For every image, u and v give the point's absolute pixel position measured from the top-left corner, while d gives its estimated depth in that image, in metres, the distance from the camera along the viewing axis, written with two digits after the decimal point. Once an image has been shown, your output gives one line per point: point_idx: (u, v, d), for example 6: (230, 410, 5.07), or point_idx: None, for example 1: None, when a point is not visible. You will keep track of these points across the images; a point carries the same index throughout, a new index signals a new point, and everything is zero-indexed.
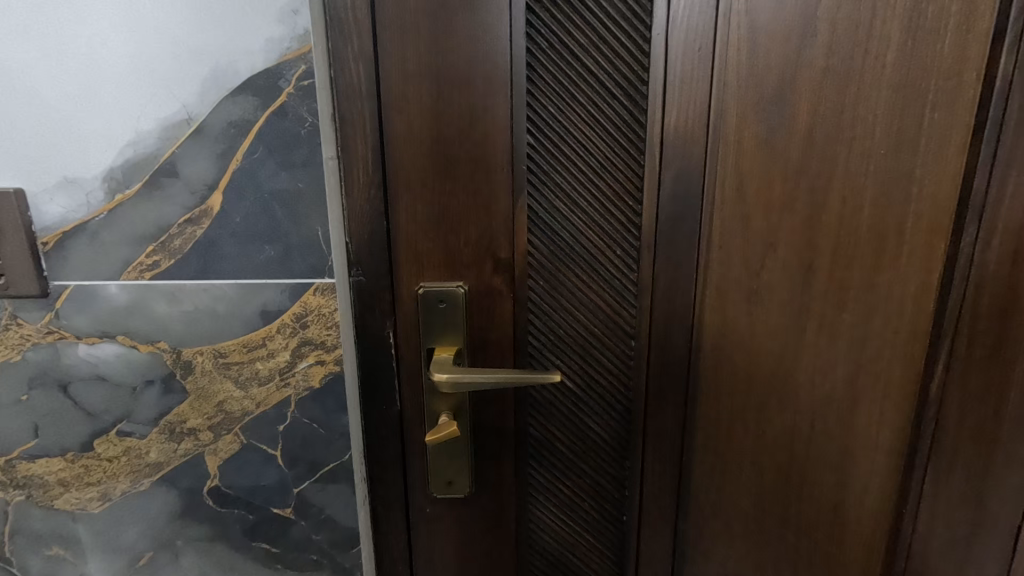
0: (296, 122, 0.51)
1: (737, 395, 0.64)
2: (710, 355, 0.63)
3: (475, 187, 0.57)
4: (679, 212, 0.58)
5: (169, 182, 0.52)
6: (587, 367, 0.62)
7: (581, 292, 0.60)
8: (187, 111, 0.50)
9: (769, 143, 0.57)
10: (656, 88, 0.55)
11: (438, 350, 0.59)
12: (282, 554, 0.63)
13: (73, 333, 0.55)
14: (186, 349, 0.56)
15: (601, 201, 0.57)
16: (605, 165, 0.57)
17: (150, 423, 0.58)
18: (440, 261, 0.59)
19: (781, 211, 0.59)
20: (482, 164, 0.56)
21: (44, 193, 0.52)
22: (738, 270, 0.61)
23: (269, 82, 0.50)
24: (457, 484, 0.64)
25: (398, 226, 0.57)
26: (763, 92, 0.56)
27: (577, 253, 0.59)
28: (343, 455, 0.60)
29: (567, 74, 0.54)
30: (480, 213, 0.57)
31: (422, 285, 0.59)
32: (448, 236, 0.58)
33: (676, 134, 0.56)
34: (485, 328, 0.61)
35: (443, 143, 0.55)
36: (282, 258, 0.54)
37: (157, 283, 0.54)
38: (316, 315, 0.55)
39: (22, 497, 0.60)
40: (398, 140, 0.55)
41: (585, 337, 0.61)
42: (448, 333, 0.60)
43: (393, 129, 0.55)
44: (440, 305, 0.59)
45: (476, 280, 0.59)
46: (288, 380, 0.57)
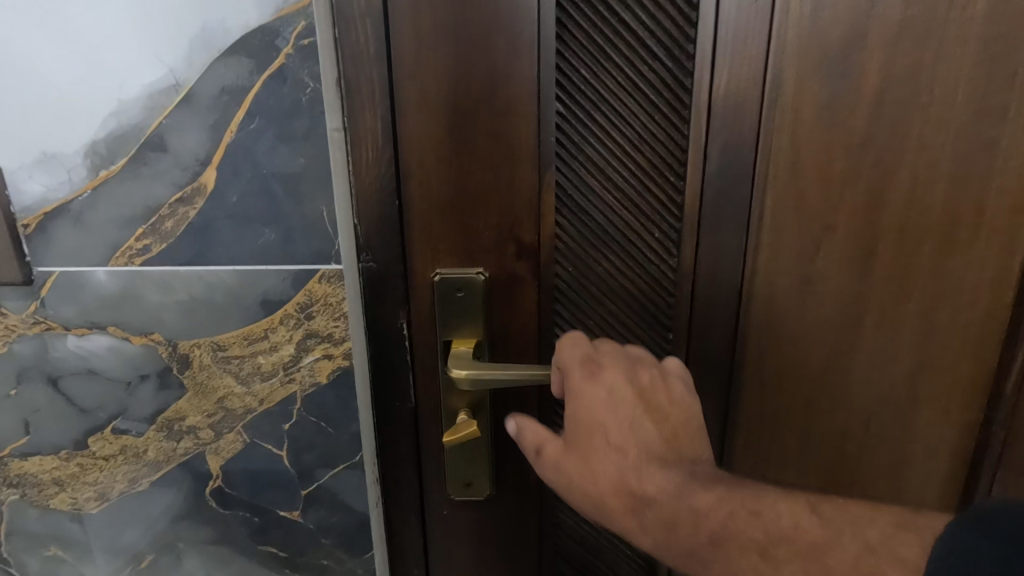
0: (296, 88, 0.45)
1: (785, 393, 0.58)
2: (756, 350, 0.57)
3: (497, 162, 0.50)
4: (727, 189, 0.52)
5: (158, 157, 0.46)
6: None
7: (615, 278, 0.54)
8: (174, 76, 0.45)
9: (832, 110, 0.50)
10: (705, 46, 0.48)
11: (456, 343, 0.54)
12: (291, 559, 0.59)
13: (60, 324, 0.51)
14: (182, 342, 0.51)
15: (638, 177, 0.51)
16: (643, 136, 0.50)
17: (147, 421, 0.54)
18: (458, 246, 0.53)
19: (842, 189, 0.52)
20: (505, 135, 0.50)
21: (22, 169, 0.47)
22: (792, 255, 0.54)
23: (265, 42, 0.44)
24: (475, 485, 0.59)
25: (411, 206, 0.51)
26: (828, 49, 0.48)
27: (610, 236, 0.52)
28: (354, 455, 0.55)
29: (602, 32, 0.48)
30: (502, 191, 0.51)
31: (438, 271, 0.53)
32: (466, 217, 0.52)
33: (726, 99, 0.49)
34: (507, 319, 0.55)
35: (462, 112, 0.49)
36: (283, 242, 0.49)
37: (148, 270, 0.49)
38: (322, 304, 0.50)
39: (16, 496, 0.56)
40: (409, 108, 0.49)
41: (618, 330, 0.55)
42: (467, 324, 0.54)
43: (404, 97, 0.49)
44: (459, 295, 0.53)
45: (497, 266, 0.53)
46: (294, 375, 0.52)
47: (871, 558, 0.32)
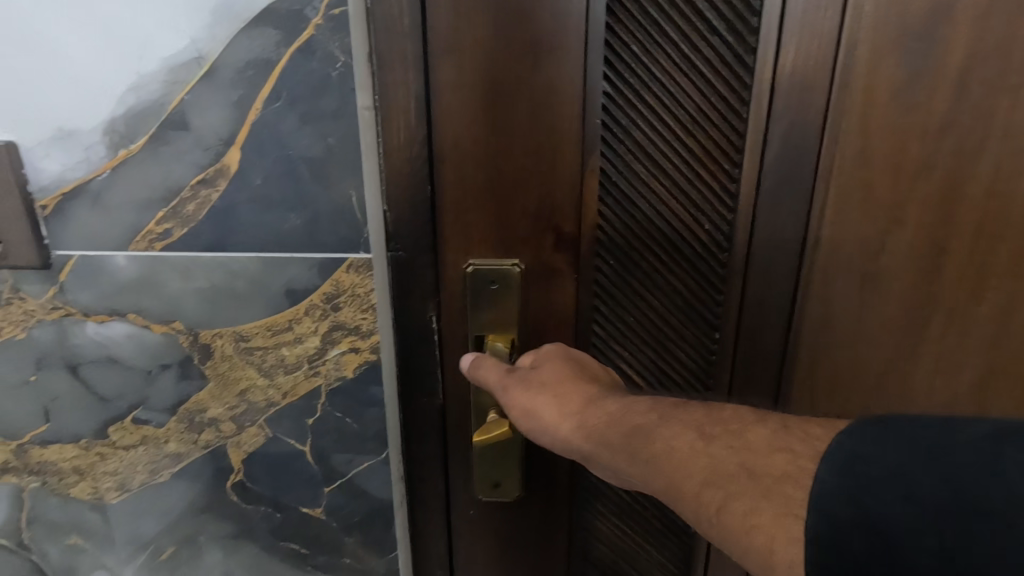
0: (326, 62, 0.42)
1: (839, 400, 0.54)
2: (809, 355, 0.52)
3: (536, 145, 0.47)
4: (787, 178, 0.47)
5: (179, 136, 0.44)
6: (661, 364, 0.53)
7: (658, 273, 0.50)
8: (197, 48, 0.42)
9: (908, 91, 0.45)
10: (771, 19, 0.44)
11: (489, 338, 0.51)
12: (313, 556, 0.57)
13: (79, 311, 0.49)
14: (204, 331, 0.49)
15: (690, 163, 0.47)
16: (696, 119, 0.46)
17: (168, 412, 0.52)
18: (492, 235, 0.49)
19: (914, 179, 0.47)
20: (547, 117, 0.46)
21: (38, 147, 0.44)
22: (855, 252, 0.49)
23: (294, 11, 0.41)
24: (504, 486, 0.56)
25: (443, 191, 0.48)
26: (909, 23, 0.43)
27: (656, 227, 0.49)
28: (380, 452, 0.53)
29: (658, 3, 0.44)
30: (541, 176, 0.48)
31: (471, 262, 0.50)
32: (502, 204, 0.48)
33: (793, 78, 0.45)
34: (542, 314, 0.52)
35: (501, 90, 0.45)
36: (309, 228, 0.46)
37: (168, 255, 0.47)
38: (350, 296, 0.47)
39: (37, 484, 0.55)
40: (443, 86, 0.45)
41: (659, 329, 0.52)
42: (500, 320, 0.51)
43: (438, 74, 0.45)
44: (492, 288, 0.50)
45: (534, 258, 0.50)
46: (319, 368, 0.50)
47: (785, 433, 0.35)
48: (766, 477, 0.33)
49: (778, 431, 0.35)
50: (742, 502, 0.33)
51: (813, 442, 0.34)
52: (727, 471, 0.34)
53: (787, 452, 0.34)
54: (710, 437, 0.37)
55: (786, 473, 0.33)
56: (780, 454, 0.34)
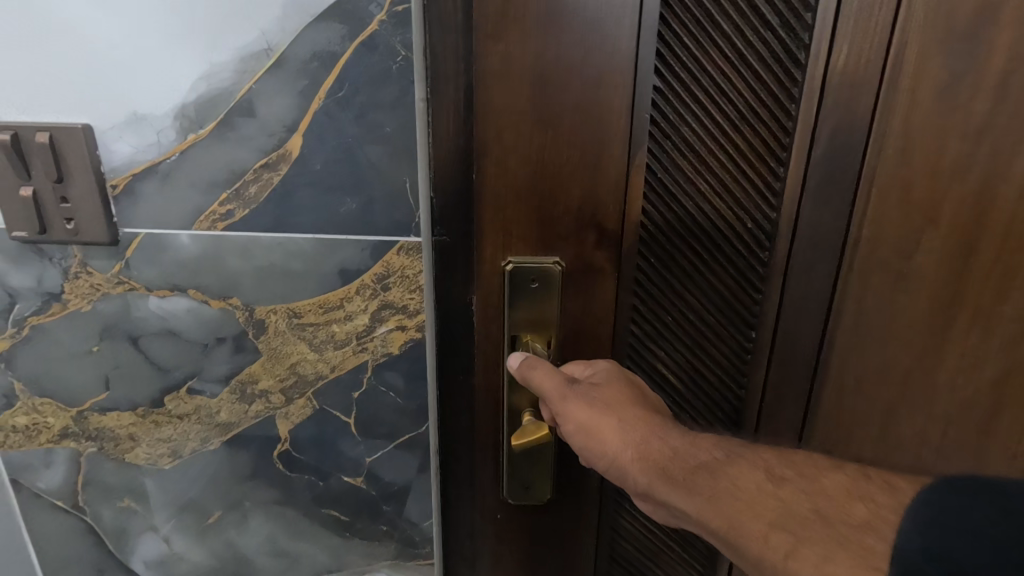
0: (387, 55, 0.45)
1: (866, 394, 0.56)
2: (841, 341, 0.55)
3: (585, 142, 0.49)
4: (828, 178, 0.50)
5: (245, 122, 0.46)
6: (699, 356, 0.56)
7: (700, 269, 0.53)
8: (266, 40, 0.44)
9: (951, 91, 0.47)
10: (825, 17, 0.46)
11: (525, 337, 0.54)
12: (352, 523, 0.60)
13: (143, 285, 0.52)
14: (259, 307, 0.52)
15: (735, 163, 0.50)
16: (745, 120, 0.49)
17: (221, 383, 0.55)
18: (532, 230, 0.52)
19: (949, 179, 0.50)
20: (595, 116, 0.49)
21: (112, 130, 0.47)
22: (891, 250, 0.52)
23: (359, 8, 0.44)
24: (534, 491, 0.60)
25: (486, 187, 0.50)
26: (954, 27, 0.46)
27: (700, 213, 0.51)
28: (419, 426, 0.57)
29: (709, 8, 0.46)
30: (586, 173, 0.50)
31: (511, 259, 0.53)
32: (547, 200, 0.51)
33: (842, 76, 0.47)
34: (577, 307, 0.55)
35: (553, 89, 0.48)
36: (363, 212, 0.49)
37: (230, 234, 0.50)
38: (399, 276, 0.51)
39: (94, 449, 0.59)
40: (492, 84, 0.48)
41: (700, 322, 0.54)
42: (537, 314, 0.54)
43: (487, 72, 0.47)
44: (532, 287, 0.53)
45: (574, 249, 0.53)
46: (366, 345, 0.53)
47: (864, 482, 0.36)
48: (843, 524, 0.34)
49: (856, 478, 0.37)
50: (815, 550, 0.33)
51: (893, 494, 0.35)
52: (800, 514, 0.36)
53: (868, 502, 0.35)
54: (779, 479, 0.38)
55: (866, 522, 0.34)
56: (859, 502, 0.35)
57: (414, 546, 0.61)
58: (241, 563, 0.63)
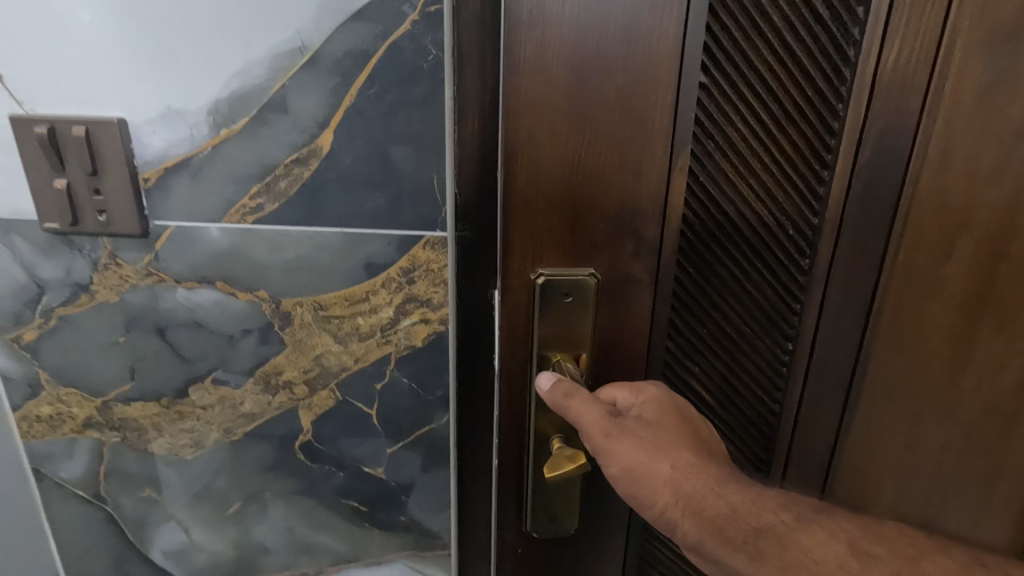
0: (419, 54, 0.46)
1: (901, 415, 0.54)
2: (885, 349, 0.52)
3: (625, 144, 0.46)
4: (870, 186, 0.48)
5: (278, 118, 0.48)
6: (731, 369, 0.54)
7: (737, 278, 0.51)
8: (301, 39, 0.46)
9: (1000, 88, 0.45)
10: (878, 9, 0.44)
11: (556, 356, 0.51)
12: (372, 514, 0.61)
13: (172, 277, 0.53)
14: (286, 300, 0.53)
15: (779, 170, 0.48)
16: (790, 125, 0.47)
17: (246, 374, 0.56)
18: (565, 238, 0.48)
19: (998, 181, 0.47)
20: (634, 116, 0.45)
21: (146, 124, 0.48)
22: (933, 259, 0.49)
23: (392, 8, 0.45)
24: (563, 521, 0.55)
25: (517, 193, 0.46)
26: (1006, 22, 0.44)
27: (746, 212, 0.49)
28: (440, 417, 0.58)
29: (756, 4, 0.44)
30: (623, 177, 0.47)
31: (541, 272, 0.49)
32: (583, 205, 0.47)
33: (892, 73, 0.45)
34: (610, 320, 0.51)
35: (592, 87, 0.44)
36: (391, 207, 0.50)
37: (260, 228, 0.51)
38: (425, 270, 0.52)
39: (117, 439, 0.59)
40: (525, 79, 0.44)
41: (736, 334, 0.53)
42: (567, 332, 0.50)
43: (518, 68, 0.44)
44: (566, 301, 0.49)
45: (611, 257, 0.49)
46: (390, 337, 0.54)
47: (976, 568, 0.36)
48: None
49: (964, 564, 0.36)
50: None
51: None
52: None
53: None
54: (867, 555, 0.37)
55: None
56: None
57: (432, 536, 0.62)
58: (260, 554, 0.64)
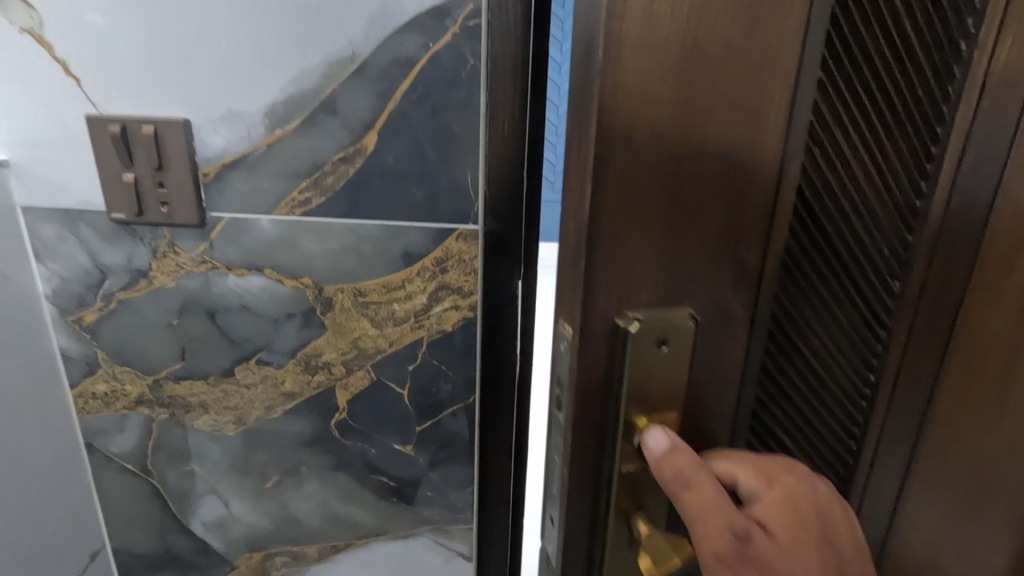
0: (458, 63, 0.51)
1: (962, 434, 0.51)
2: (962, 365, 0.48)
3: (736, 145, 0.31)
4: (964, 197, 0.44)
5: (328, 119, 0.52)
6: (812, 406, 0.47)
7: (829, 307, 0.44)
8: (352, 48, 0.51)
9: None
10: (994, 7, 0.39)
11: (644, 420, 0.35)
12: (399, 489, 0.66)
13: (224, 264, 0.58)
14: (328, 286, 0.58)
15: (881, 182, 0.42)
16: (896, 132, 0.41)
17: (288, 355, 0.61)
18: (657, 274, 0.33)
19: None
20: (751, 105, 0.31)
21: (208, 124, 0.53)
22: (997, 270, 0.46)
23: (436, 22, 0.50)
24: None
25: (601, 220, 0.31)
26: None
27: (843, 233, 0.42)
28: (466, 399, 0.62)
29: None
30: (728, 191, 0.32)
31: (633, 315, 0.33)
32: (681, 230, 0.32)
33: (999, 77, 0.41)
34: (705, 378, 0.37)
35: (707, 60, 0.29)
36: (428, 202, 0.55)
37: (307, 219, 0.56)
38: (457, 260, 0.57)
39: (166, 415, 0.64)
40: (626, 49, 0.28)
41: (823, 368, 0.46)
42: (658, 392, 0.35)
43: (619, 29, 0.27)
44: (660, 351, 0.34)
45: (707, 299, 0.35)
46: (423, 322, 0.59)
47: None
48: None
49: None
50: None
51: None
52: None
53: None
54: None
55: None
56: None
57: (455, 511, 0.66)
58: (294, 526, 0.68)
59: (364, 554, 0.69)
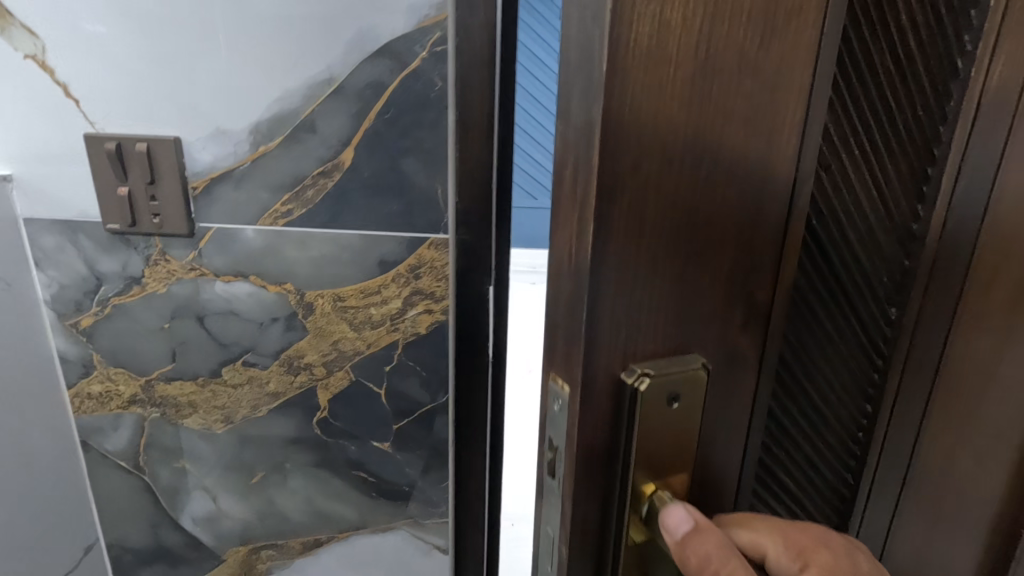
0: (428, 85, 0.55)
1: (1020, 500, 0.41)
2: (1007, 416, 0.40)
3: (742, 175, 0.28)
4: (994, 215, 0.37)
5: (309, 136, 0.57)
6: (809, 448, 0.43)
7: (829, 343, 0.40)
8: (331, 72, 0.55)
9: None
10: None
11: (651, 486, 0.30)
12: (379, 484, 0.69)
13: (211, 271, 0.62)
14: (309, 292, 0.62)
15: (874, 206, 0.38)
16: (888, 153, 0.37)
17: (272, 356, 0.64)
18: (665, 324, 0.29)
19: None
20: (759, 130, 0.27)
21: (197, 141, 0.57)
22: (1007, 295, 0.38)
23: (406, 48, 0.54)
24: None
25: (606, 264, 0.27)
26: None
27: (849, 259, 0.38)
28: (440, 398, 0.65)
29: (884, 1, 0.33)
30: (739, 226, 0.29)
31: (639, 369, 0.29)
32: (692, 266, 0.28)
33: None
34: (715, 432, 0.33)
35: (717, 84, 0.25)
36: (402, 213, 0.59)
37: (289, 229, 0.60)
38: (429, 267, 0.60)
39: (157, 414, 0.68)
40: (636, 72, 0.24)
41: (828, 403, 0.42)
42: (668, 453, 0.31)
43: (625, 49, 0.24)
44: (671, 409, 0.30)
45: (717, 343, 0.31)
46: (398, 325, 0.62)
47: None
48: None
49: None
50: None
51: None
52: None
53: None
54: None
55: None
56: None
57: (432, 506, 0.70)
58: (279, 520, 0.72)
59: (346, 548, 0.73)
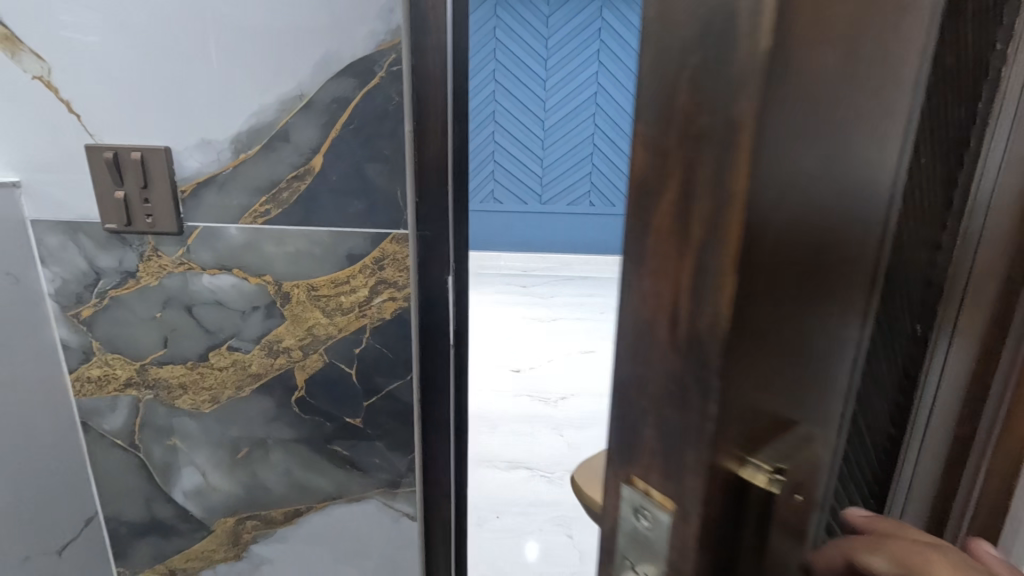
0: (386, 100, 0.63)
1: None
2: None
3: (855, 184, 0.23)
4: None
5: (283, 146, 0.65)
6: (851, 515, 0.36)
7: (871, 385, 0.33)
8: (301, 89, 0.63)
9: None
10: None
11: None
12: (352, 457, 0.77)
13: (199, 265, 0.69)
14: (286, 283, 0.69)
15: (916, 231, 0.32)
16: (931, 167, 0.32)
17: (254, 341, 0.72)
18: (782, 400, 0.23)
19: None
20: (862, 173, 0.24)
21: (185, 150, 0.65)
22: None
23: (367, 67, 0.62)
24: None
25: (742, 333, 0.20)
26: None
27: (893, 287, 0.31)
28: (405, 378, 0.73)
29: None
30: (843, 276, 0.25)
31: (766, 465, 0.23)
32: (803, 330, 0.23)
33: None
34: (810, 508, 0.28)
35: (845, 94, 0.21)
36: (367, 211, 0.67)
37: (267, 227, 0.67)
38: (392, 259, 0.68)
39: (151, 396, 0.75)
40: (793, 87, 0.18)
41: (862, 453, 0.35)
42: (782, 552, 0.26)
43: (794, 34, 0.17)
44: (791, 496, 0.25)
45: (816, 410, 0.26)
46: (366, 311, 0.70)
47: None
48: None
49: None
50: None
51: None
52: None
53: None
54: None
55: None
56: None
57: (401, 477, 0.77)
58: (262, 492, 0.79)
59: (323, 517, 0.80)
